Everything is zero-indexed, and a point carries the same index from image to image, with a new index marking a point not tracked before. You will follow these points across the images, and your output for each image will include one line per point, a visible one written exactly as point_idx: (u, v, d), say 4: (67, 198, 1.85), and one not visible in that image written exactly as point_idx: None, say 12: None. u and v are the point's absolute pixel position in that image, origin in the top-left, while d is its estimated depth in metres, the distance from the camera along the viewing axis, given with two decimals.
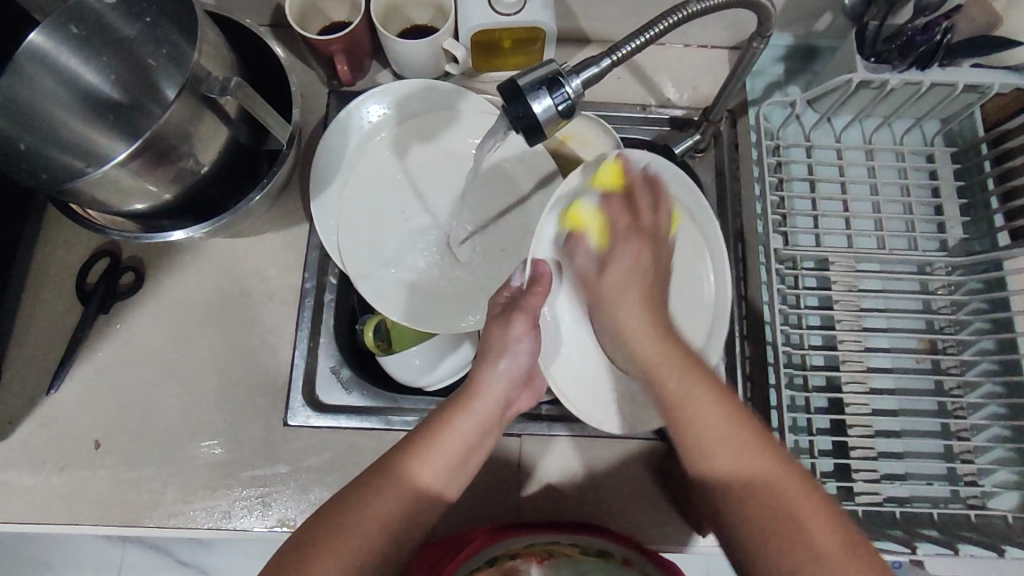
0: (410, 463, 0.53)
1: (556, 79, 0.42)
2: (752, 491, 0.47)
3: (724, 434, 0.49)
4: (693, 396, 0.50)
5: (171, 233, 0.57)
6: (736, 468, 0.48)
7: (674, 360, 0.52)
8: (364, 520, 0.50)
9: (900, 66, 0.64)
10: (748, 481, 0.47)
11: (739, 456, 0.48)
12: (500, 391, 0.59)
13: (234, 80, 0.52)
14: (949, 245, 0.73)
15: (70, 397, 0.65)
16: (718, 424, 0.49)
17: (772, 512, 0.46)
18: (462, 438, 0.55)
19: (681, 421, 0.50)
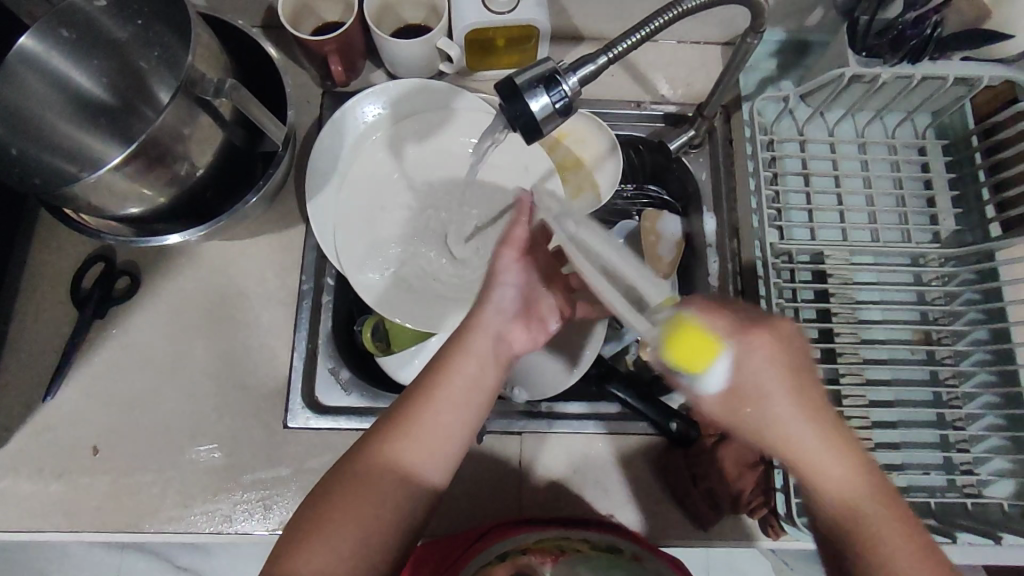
0: (390, 438, 0.50)
1: (553, 77, 0.42)
2: (860, 511, 0.45)
3: (835, 458, 0.45)
4: (768, 416, 0.44)
5: (167, 237, 0.57)
6: (870, 512, 0.45)
7: (805, 440, 0.45)
8: (347, 508, 0.48)
9: (891, 60, 0.65)
10: (857, 510, 0.45)
11: (841, 460, 0.45)
12: (491, 326, 0.54)
13: (228, 82, 0.52)
14: (942, 237, 0.73)
15: (66, 403, 0.65)
16: (841, 463, 0.45)
17: (882, 543, 0.44)
18: (445, 407, 0.51)
19: (811, 459, 0.45)
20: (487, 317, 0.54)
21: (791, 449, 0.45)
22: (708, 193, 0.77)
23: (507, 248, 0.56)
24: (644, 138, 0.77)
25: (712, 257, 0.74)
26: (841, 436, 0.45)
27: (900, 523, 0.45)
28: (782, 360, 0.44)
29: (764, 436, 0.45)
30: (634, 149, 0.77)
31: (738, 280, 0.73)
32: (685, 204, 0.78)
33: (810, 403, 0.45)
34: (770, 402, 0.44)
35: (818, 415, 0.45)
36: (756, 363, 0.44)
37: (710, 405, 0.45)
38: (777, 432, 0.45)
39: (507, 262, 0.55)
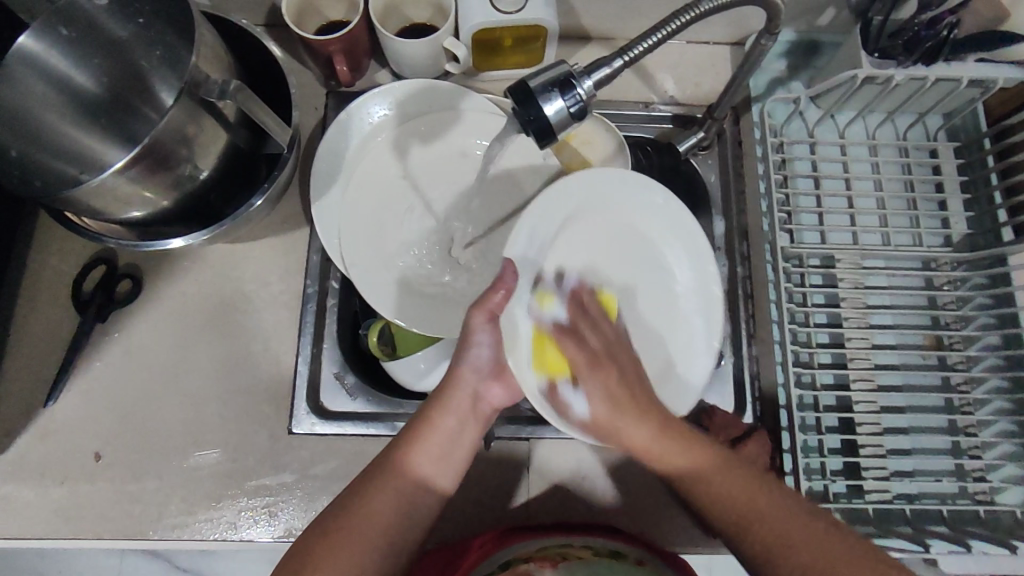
0: (402, 463, 0.55)
1: (568, 80, 0.41)
2: (749, 510, 0.49)
3: (743, 490, 0.50)
4: (706, 485, 0.51)
5: (170, 241, 0.56)
6: (762, 527, 0.48)
7: (699, 497, 0.51)
8: (370, 517, 0.52)
9: (904, 62, 0.64)
10: (776, 542, 0.48)
11: (725, 482, 0.51)
12: (468, 383, 0.57)
13: (233, 83, 0.51)
14: (953, 240, 0.73)
15: (67, 408, 0.64)
16: (739, 483, 0.50)
17: (779, 542, 0.48)
18: (439, 439, 0.56)
19: (718, 510, 0.50)
20: (463, 374, 0.57)
21: (716, 497, 0.50)
22: (717, 196, 0.76)
23: (479, 313, 0.54)
24: (653, 140, 0.76)
25: (721, 261, 0.73)
26: (738, 475, 0.51)
27: (810, 532, 0.47)
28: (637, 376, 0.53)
29: (681, 476, 0.52)
30: (643, 151, 0.75)
31: (748, 284, 0.73)
32: (693, 204, 0.76)
33: (653, 415, 0.52)
34: (677, 461, 0.52)
35: (698, 445, 0.52)
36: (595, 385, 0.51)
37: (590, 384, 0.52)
38: (705, 491, 0.51)
39: (478, 325, 0.55)
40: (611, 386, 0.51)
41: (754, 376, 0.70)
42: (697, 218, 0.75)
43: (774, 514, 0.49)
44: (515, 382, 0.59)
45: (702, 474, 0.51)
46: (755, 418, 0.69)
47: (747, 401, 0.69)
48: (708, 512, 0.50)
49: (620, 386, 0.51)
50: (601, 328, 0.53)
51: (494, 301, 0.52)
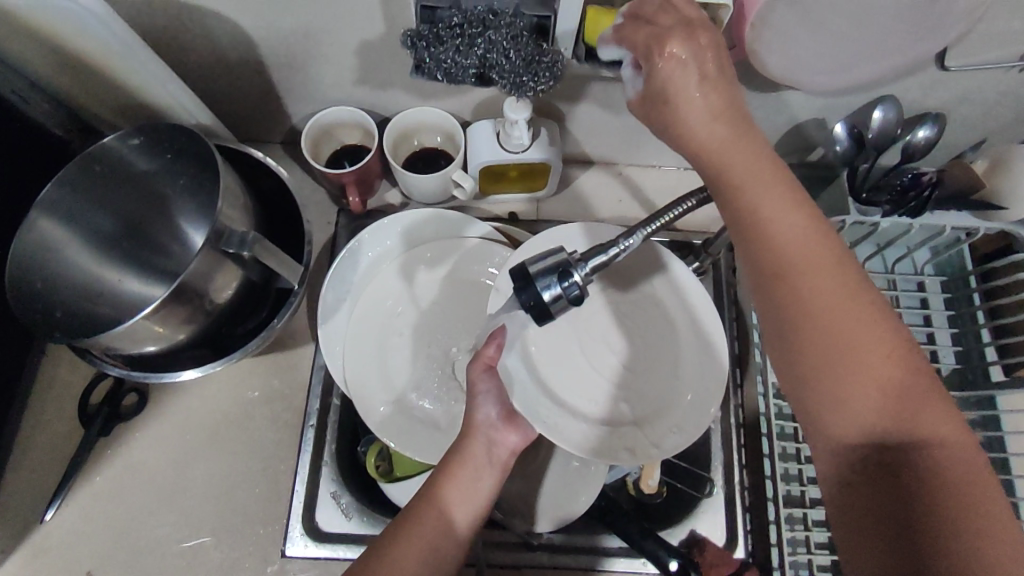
0: (428, 507, 0.54)
1: (567, 267, 0.43)
2: (846, 355, 0.40)
3: (838, 297, 0.40)
4: (815, 292, 0.41)
5: (182, 373, 0.59)
6: (829, 339, 0.40)
7: (804, 288, 0.41)
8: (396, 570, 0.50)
9: (889, 211, 0.67)
10: (869, 402, 0.40)
11: (820, 282, 0.41)
12: (484, 426, 0.59)
13: (252, 234, 0.55)
14: (943, 374, 0.74)
15: (65, 523, 0.64)
16: (862, 339, 0.40)
17: (869, 376, 0.40)
18: (462, 481, 0.56)
19: (810, 302, 0.41)
20: (477, 425, 0.59)
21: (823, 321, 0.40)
22: None
23: (477, 365, 0.60)
24: None
25: None
26: (868, 338, 0.40)
27: (917, 403, 0.40)
28: (737, 143, 0.42)
29: (761, 224, 0.42)
30: None
31: (741, 413, 0.73)
32: None
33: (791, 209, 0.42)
34: (755, 194, 0.42)
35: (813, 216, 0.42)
36: (676, 74, 0.41)
37: (638, 113, 0.46)
38: (752, 215, 0.42)
39: (479, 378, 0.60)
40: (713, 106, 0.42)
41: (748, 507, 0.70)
42: None
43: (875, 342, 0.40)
44: (527, 424, 0.59)
45: (780, 273, 0.41)
46: (747, 552, 0.69)
47: (739, 533, 0.69)
48: (918, 455, 0.39)
49: (727, 145, 0.42)
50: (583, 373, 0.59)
51: (488, 353, 0.60)
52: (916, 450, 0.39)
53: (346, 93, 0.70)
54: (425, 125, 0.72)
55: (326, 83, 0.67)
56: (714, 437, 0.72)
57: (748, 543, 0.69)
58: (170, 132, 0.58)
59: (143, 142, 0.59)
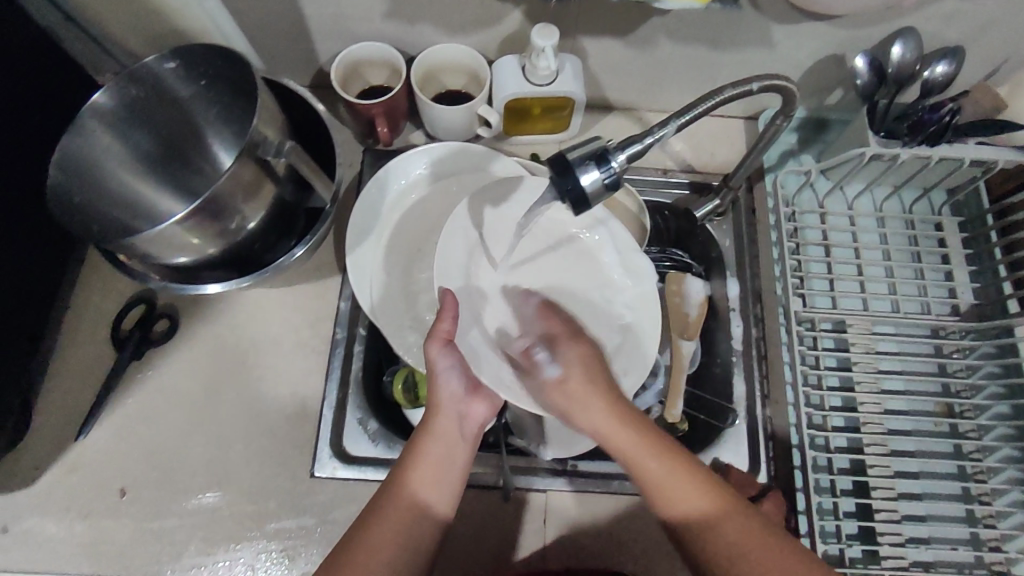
0: (399, 487, 0.56)
1: (604, 154, 0.45)
2: (720, 526, 0.49)
3: (693, 472, 0.51)
4: (682, 501, 0.49)
5: (205, 286, 0.60)
6: (673, 499, 0.50)
7: (684, 507, 0.49)
8: (367, 555, 0.52)
9: (909, 142, 0.69)
10: (696, 512, 0.49)
11: (700, 510, 0.49)
12: (450, 404, 0.59)
13: (289, 144, 0.56)
14: (962, 309, 0.75)
15: (98, 443, 0.66)
16: (696, 500, 0.49)
17: (702, 521, 0.49)
18: (431, 464, 0.57)
19: (667, 506, 0.50)
20: (442, 399, 0.58)
21: (677, 511, 0.50)
22: (731, 259, 0.78)
23: (435, 342, 0.57)
24: (670, 205, 0.79)
25: (735, 322, 0.75)
26: (736, 530, 0.48)
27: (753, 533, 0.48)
28: (582, 376, 0.54)
29: (630, 458, 0.51)
30: (660, 216, 0.79)
31: (762, 345, 0.74)
32: (707, 265, 0.78)
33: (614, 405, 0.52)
34: (622, 440, 0.51)
35: (664, 442, 0.51)
36: (577, 359, 0.55)
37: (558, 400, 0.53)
38: (655, 486, 0.50)
39: (439, 356, 0.58)
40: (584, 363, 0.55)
41: (769, 437, 0.71)
42: (710, 279, 0.78)
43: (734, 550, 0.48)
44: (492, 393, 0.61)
45: (603, 431, 0.52)
46: (768, 478, 0.69)
47: (761, 461, 0.70)
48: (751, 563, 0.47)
49: (591, 365, 0.55)
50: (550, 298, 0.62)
51: (444, 328, 0.57)
52: (747, 560, 0.47)
53: (375, 28, 0.71)
54: (450, 65, 0.73)
55: (356, 16, 0.69)
56: (735, 370, 0.73)
57: (769, 469, 0.69)
58: (207, 55, 0.59)
59: (180, 66, 0.60)
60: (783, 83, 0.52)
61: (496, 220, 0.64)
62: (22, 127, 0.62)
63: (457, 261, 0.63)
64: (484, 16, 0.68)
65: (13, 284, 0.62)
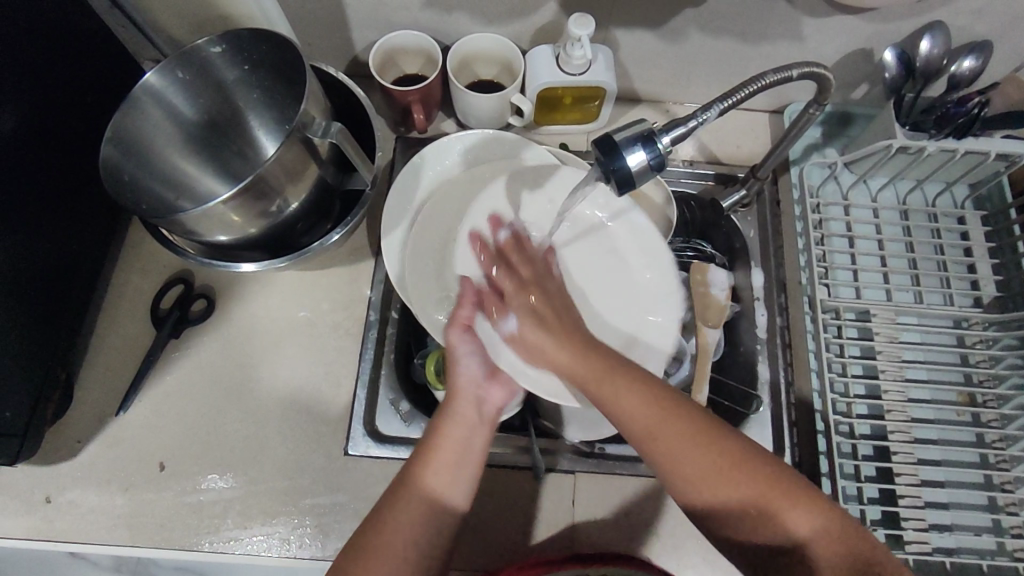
0: (416, 476, 0.56)
1: (649, 136, 0.46)
2: (714, 479, 0.51)
3: (691, 435, 0.51)
4: (684, 464, 0.51)
5: (242, 265, 0.62)
6: (701, 489, 0.51)
7: (686, 468, 0.51)
8: (393, 549, 0.53)
9: (936, 135, 0.71)
10: (733, 502, 0.51)
11: (692, 458, 0.51)
12: (468, 389, 0.59)
13: (335, 125, 0.58)
14: (984, 301, 0.76)
15: (137, 418, 0.67)
16: (708, 469, 0.51)
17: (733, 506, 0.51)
18: (449, 456, 0.57)
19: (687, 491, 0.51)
20: (460, 386, 0.59)
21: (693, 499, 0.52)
22: (756, 249, 0.79)
23: (455, 328, 0.60)
24: (696, 196, 0.79)
25: (761, 311, 0.76)
26: (718, 469, 0.51)
27: (754, 478, 0.51)
28: (543, 317, 0.56)
29: (618, 419, 0.53)
30: (686, 206, 0.79)
31: (786, 334, 0.75)
32: (731, 257, 0.78)
33: (612, 371, 0.54)
34: (622, 409, 0.52)
35: (648, 400, 0.52)
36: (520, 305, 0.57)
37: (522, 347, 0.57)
38: (650, 444, 0.52)
39: (459, 339, 0.60)
40: (548, 305, 0.57)
41: (794, 423, 0.72)
42: (733, 269, 0.78)
43: (731, 492, 0.51)
44: (511, 379, 0.60)
45: (588, 385, 0.54)
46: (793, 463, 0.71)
47: (785, 446, 0.71)
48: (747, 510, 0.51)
49: (555, 309, 0.57)
50: (531, 260, 0.59)
51: (463, 315, 0.60)
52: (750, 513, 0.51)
53: (412, 17, 0.73)
54: (484, 55, 0.75)
55: (395, 5, 0.70)
56: (760, 358, 0.74)
57: (794, 455, 0.71)
58: (252, 41, 0.60)
59: (225, 50, 0.61)
60: (820, 70, 0.53)
61: (531, 206, 0.67)
62: (71, 108, 0.64)
63: (477, 258, 0.67)
64: (520, 6, 0.70)
65: (59, 261, 0.64)
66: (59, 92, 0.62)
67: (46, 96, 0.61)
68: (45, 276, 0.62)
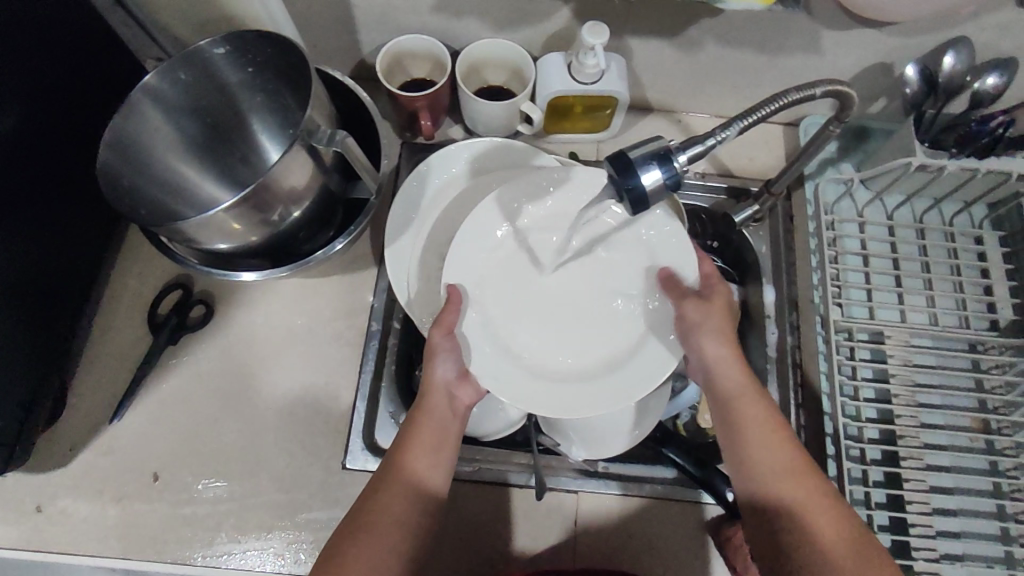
0: (400, 465, 0.54)
1: (666, 154, 0.44)
2: (787, 482, 0.52)
3: (775, 440, 0.54)
4: (754, 449, 0.54)
5: (243, 274, 0.60)
6: (761, 458, 0.53)
7: (751, 447, 0.54)
8: (380, 539, 0.51)
9: (957, 153, 0.69)
10: (800, 514, 0.51)
11: (767, 449, 0.53)
12: (441, 385, 0.58)
13: (340, 133, 0.56)
14: (1000, 325, 0.74)
15: (132, 426, 0.66)
16: (785, 461, 0.53)
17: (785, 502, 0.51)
18: (426, 438, 0.56)
19: (757, 474, 0.53)
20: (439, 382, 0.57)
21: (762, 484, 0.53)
22: (767, 265, 0.78)
23: (437, 332, 0.56)
24: (708, 209, 0.78)
25: (771, 329, 0.74)
26: (794, 477, 0.52)
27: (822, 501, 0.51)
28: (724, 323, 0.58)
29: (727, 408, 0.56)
30: (698, 219, 0.77)
31: (797, 353, 0.73)
32: (742, 272, 0.77)
33: (753, 390, 0.56)
34: (749, 406, 0.55)
35: (766, 401, 0.56)
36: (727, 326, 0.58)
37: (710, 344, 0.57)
38: (734, 426, 0.55)
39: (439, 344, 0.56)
40: (718, 329, 0.57)
41: (803, 446, 0.70)
42: (744, 284, 0.78)
43: (805, 504, 0.51)
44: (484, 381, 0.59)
45: (732, 396, 0.56)
46: None
47: None
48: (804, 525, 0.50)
49: (723, 330, 0.57)
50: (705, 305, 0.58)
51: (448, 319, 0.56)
52: (811, 535, 0.50)
53: (420, 21, 0.71)
54: (494, 60, 0.73)
55: (403, 8, 0.68)
56: (770, 377, 0.73)
57: None
58: (255, 42, 0.59)
59: (228, 52, 0.59)
60: (843, 87, 0.52)
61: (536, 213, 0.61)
62: (70, 108, 0.63)
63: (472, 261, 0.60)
64: (532, 12, 0.68)
65: (54, 266, 0.62)
66: (57, 92, 0.61)
67: (44, 96, 0.59)
68: (39, 281, 0.60)
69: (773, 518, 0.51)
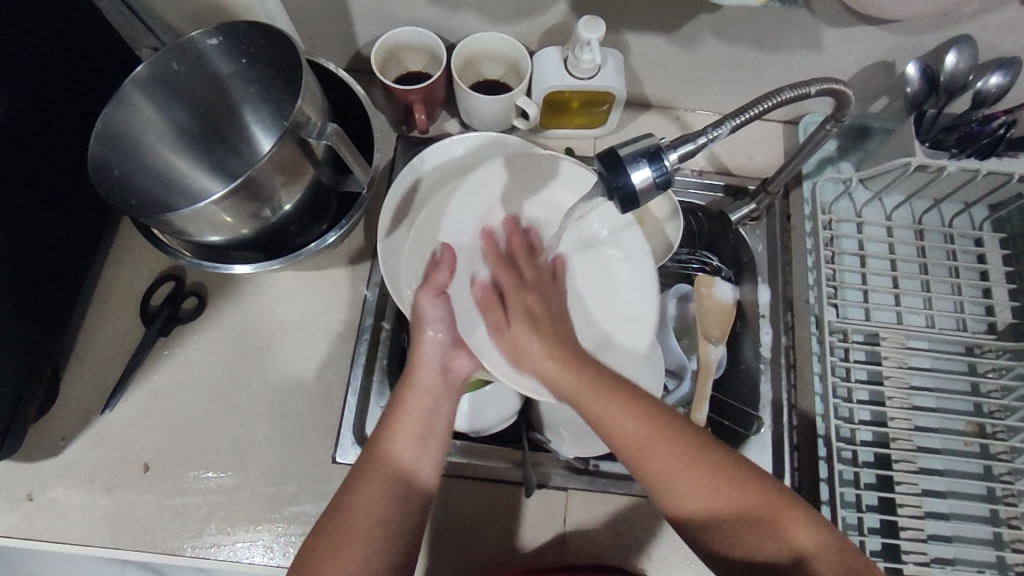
0: (381, 450, 0.53)
1: (656, 152, 0.44)
2: (702, 484, 0.49)
3: (670, 452, 0.50)
4: (661, 463, 0.50)
5: (236, 266, 0.60)
6: (665, 474, 0.50)
7: (659, 470, 0.50)
8: (365, 519, 0.49)
9: (957, 154, 0.68)
10: (728, 515, 0.49)
11: (674, 464, 0.50)
12: (433, 361, 0.57)
13: (331, 127, 0.56)
14: (998, 328, 0.73)
15: (124, 417, 0.66)
16: (689, 469, 0.49)
17: (754, 516, 0.49)
18: (413, 416, 0.55)
19: (674, 497, 0.50)
20: (425, 351, 0.57)
21: (726, 520, 0.49)
22: (763, 264, 0.77)
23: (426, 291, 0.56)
24: (704, 207, 0.77)
25: (765, 329, 0.74)
26: (697, 473, 0.49)
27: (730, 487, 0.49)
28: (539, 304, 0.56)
29: (630, 441, 0.50)
30: (694, 217, 0.76)
31: (791, 354, 0.73)
32: (737, 270, 0.76)
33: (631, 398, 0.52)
34: (621, 423, 0.51)
35: (646, 414, 0.51)
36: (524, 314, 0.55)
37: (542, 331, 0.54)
38: (636, 452, 0.50)
39: (430, 303, 0.56)
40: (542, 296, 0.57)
41: (795, 447, 0.69)
42: (741, 284, 0.75)
43: (730, 502, 0.49)
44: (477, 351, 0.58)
45: (638, 447, 0.50)
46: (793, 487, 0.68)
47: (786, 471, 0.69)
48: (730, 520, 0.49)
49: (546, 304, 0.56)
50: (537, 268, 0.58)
51: (438, 278, 0.57)
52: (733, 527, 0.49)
53: (417, 14, 0.70)
54: (491, 54, 0.72)
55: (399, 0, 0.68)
56: (764, 377, 0.72)
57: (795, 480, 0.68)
58: (249, 33, 0.58)
59: (222, 43, 0.59)
60: (839, 86, 0.51)
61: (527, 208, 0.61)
62: (63, 98, 0.62)
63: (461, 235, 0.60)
64: (529, 6, 0.67)
65: (47, 256, 0.62)
66: (49, 81, 0.60)
67: (36, 87, 0.59)
68: (31, 272, 0.60)
69: (706, 530, 0.50)
